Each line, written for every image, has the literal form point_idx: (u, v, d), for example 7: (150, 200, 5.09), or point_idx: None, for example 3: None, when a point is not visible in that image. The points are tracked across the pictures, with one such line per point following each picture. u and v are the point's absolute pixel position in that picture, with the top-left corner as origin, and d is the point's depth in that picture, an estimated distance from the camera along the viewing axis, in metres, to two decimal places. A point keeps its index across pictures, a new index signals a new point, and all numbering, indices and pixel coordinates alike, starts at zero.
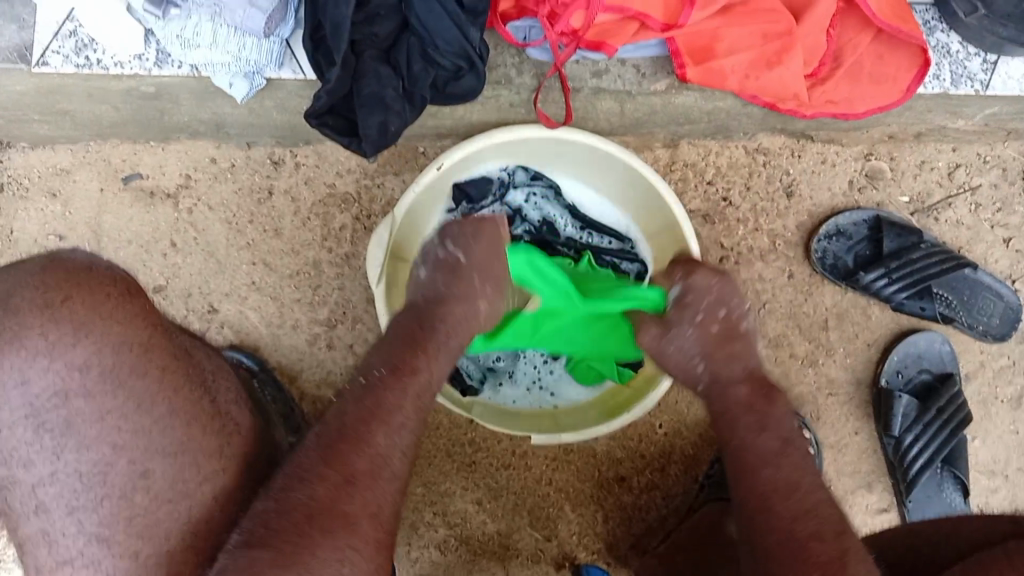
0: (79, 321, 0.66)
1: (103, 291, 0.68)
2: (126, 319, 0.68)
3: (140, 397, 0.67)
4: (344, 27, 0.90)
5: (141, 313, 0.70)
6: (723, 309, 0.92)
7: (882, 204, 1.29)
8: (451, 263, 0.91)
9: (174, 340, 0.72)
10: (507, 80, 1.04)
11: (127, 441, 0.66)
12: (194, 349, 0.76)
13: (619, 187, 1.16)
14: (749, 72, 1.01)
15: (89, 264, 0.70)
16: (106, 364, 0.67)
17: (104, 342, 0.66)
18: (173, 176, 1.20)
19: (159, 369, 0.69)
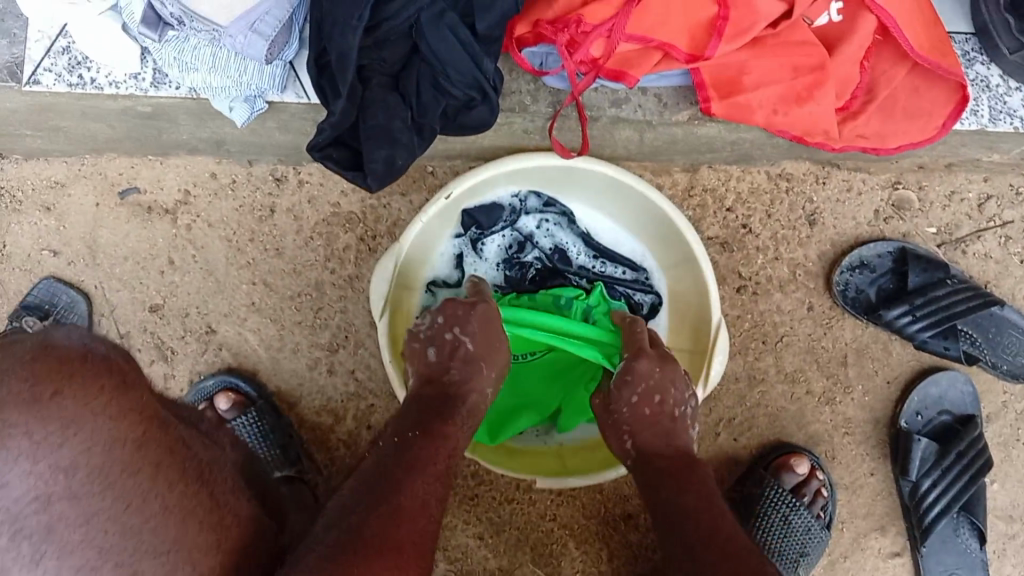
0: (67, 420, 0.48)
1: (95, 383, 0.50)
2: (121, 415, 0.51)
3: (131, 495, 0.50)
4: (350, 57, 0.85)
5: (139, 408, 0.53)
6: (660, 394, 0.93)
7: (908, 235, 1.24)
8: (456, 344, 0.91)
9: (171, 430, 0.56)
10: (522, 108, 0.99)
11: (115, 546, 0.49)
12: (191, 438, 0.59)
13: (635, 217, 1.11)
14: (778, 106, 0.96)
15: (82, 350, 0.52)
16: (98, 463, 0.49)
17: (92, 430, 0.49)
18: (172, 192, 1.15)
19: (155, 466, 0.52)
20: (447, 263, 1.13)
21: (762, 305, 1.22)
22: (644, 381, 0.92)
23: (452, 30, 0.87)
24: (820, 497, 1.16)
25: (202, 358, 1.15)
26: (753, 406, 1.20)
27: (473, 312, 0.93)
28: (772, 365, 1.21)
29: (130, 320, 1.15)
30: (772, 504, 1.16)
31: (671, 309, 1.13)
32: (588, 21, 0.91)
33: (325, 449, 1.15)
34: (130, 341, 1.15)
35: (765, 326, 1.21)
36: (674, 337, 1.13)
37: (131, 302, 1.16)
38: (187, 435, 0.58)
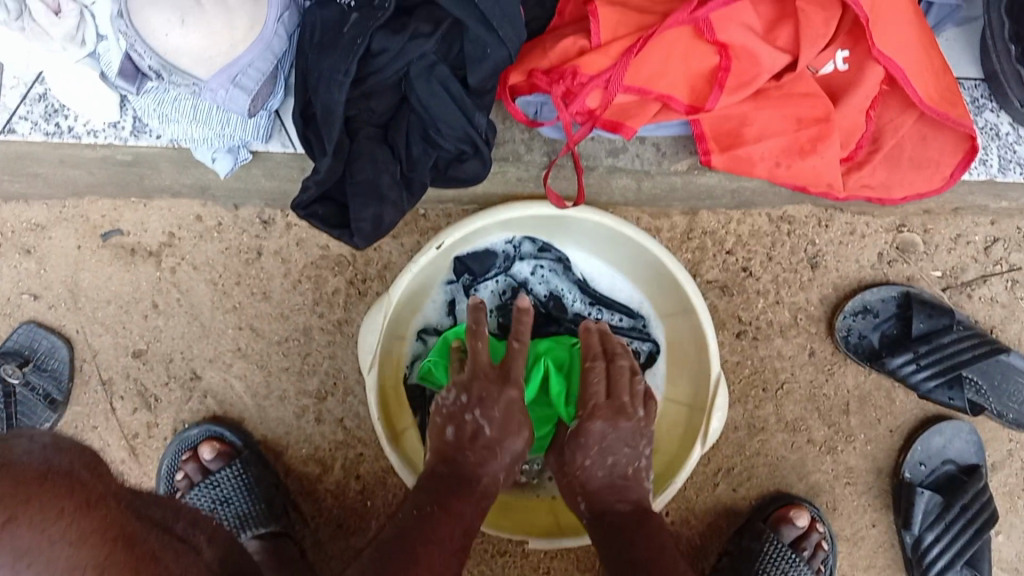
0: (19, 551, 0.42)
1: (55, 507, 0.45)
2: (82, 540, 0.46)
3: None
4: (336, 113, 0.82)
5: (101, 526, 0.48)
6: (610, 457, 0.92)
7: (912, 279, 1.21)
8: (477, 429, 0.89)
9: (138, 546, 0.51)
10: (516, 157, 0.96)
11: None
12: (158, 544, 0.56)
13: (632, 264, 1.08)
14: (780, 159, 0.93)
15: (44, 470, 0.47)
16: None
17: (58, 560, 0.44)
18: (156, 234, 1.12)
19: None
20: (438, 311, 1.10)
21: (762, 351, 1.19)
22: (596, 444, 0.92)
23: (442, 84, 0.84)
24: (820, 551, 1.14)
25: (186, 406, 1.12)
26: (752, 454, 1.17)
27: (499, 398, 0.91)
28: (773, 413, 1.17)
29: (113, 365, 1.12)
30: (771, 560, 1.12)
31: (668, 358, 1.10)
32: (584, 72, 0.88)
33: (312, 500, 1.12)
34: (112, 387, 1.12)
35: (766, 372, 1.18)
36: (671, 387, 1.10)
37: (114, 347, 1.12)
38: (156, 547, 0.54)
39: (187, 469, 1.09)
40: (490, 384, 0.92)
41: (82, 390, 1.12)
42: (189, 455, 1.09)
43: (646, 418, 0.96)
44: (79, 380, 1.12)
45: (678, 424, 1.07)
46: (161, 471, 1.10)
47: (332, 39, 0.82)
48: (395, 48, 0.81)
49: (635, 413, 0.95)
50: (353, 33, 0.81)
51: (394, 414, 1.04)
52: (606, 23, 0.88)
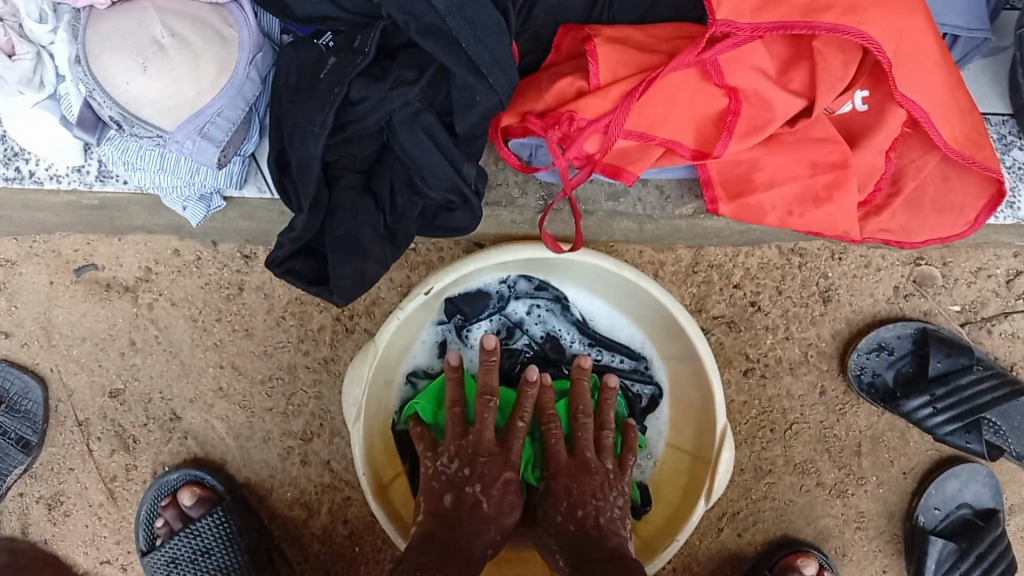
0: None
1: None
2: None
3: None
4: (313, 166, 0.75)
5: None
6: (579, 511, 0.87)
7: (930, 313, 1.14)
8: (476, 502, 0.87)
9: None
10: (509, 200, 0.90)
11: None
12: None
13: (633, 304, 1.02)
14: (793, 207, 0.86)
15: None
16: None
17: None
18: (132, 268, 1.06)
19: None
20: (429, 353, 1.04)
21: (770, 390, 1.13)
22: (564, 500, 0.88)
23: (428, 133, 0.78)
24: None
25: (166, 448, 1.08)
26: (759, 498, 1.12)
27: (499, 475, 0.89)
28: (781, 456, 1.12)
29: (89, 406, 1.07)
30: None
31: (671, 402, 1.04)
32: (582, 116, 0.81)
33: (298, 546, 1.08)
34: (89, 428, 1.07)
35: (774, 412, 1.12)
36: (674, 434, 1.04)
37: (90, 386, 1.07)
38: None
39: (166, 515, 1.05)
40: (494, 463, 0.90)
41: (57, 431, 1.07)
42: (168, 501, 1.05)
43: (613, 471, 0.93)
44: (55, 421, 1.07)
45: (681, 473, 1.01)
46: (140, 515, 1.06)
47: (308, 84, 0.76)
48: (376, 96, 0.75)
49: (602, 469, 0.92)
50: (330, 80, 0.75)
51: (382, 463, 0.99)
52: (606, 64, 0.81)
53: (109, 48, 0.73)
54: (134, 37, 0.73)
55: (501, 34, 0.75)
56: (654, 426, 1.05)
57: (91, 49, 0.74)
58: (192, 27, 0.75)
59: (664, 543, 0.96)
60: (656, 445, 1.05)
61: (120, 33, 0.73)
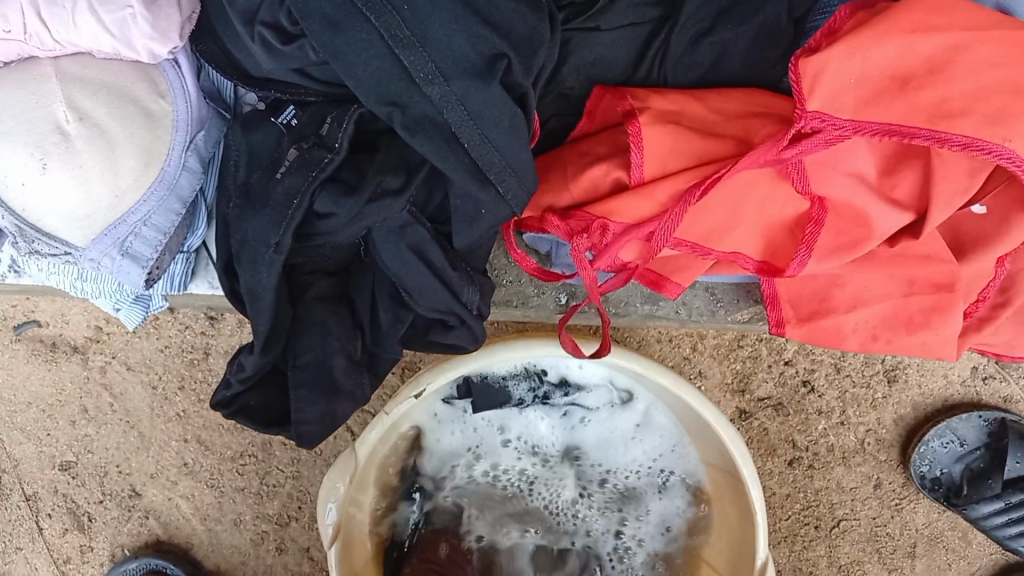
0: None
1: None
2: None
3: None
4: (265, 297, 0.59)
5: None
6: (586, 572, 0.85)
7: (1011, 400, 0.97)
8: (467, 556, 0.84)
9: None
10: (522, 300, 0.73)
11: None
12: None
13: (673, 408, 0.84)
14: (879, 332, 0.68)
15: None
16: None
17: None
18: (80, 328, 0.91)
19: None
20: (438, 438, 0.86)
21: (818, 483, 0.97)
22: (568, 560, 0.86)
23: (417, 251, 0.60)
24: None
25: (125, 528, 0.94)
26: None
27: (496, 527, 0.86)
28: (825, 556, 0.98)
29: (38, 479, 0.94)
30: None
31: (703, 515, 0.85)
32: (617, 221, 0.63)
33: None
34: (39, 504, 0.94)
35: (820, 507, 0.97)
36: (700, 551, 0.86)
37: (38, 457, 0.94)
38: None
39: None
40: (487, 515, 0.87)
41: (3, 505, 0.94)
42: None
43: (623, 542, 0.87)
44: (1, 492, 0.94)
45: None
46: None
47: (260, 187, 0.58)
48: (347, 212, 0.57)
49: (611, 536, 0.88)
50: (286, 184, 0.57)
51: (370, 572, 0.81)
52: (653, 153, 0.62)
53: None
54: (31, 120, 0.55)
55: (516, 131, 0.56)
56: (675, 539, 0.87)
57: None
58: (108, 107, 0.56)
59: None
60: (678, 557, 0.87)
61: (11, 113, 0.55)
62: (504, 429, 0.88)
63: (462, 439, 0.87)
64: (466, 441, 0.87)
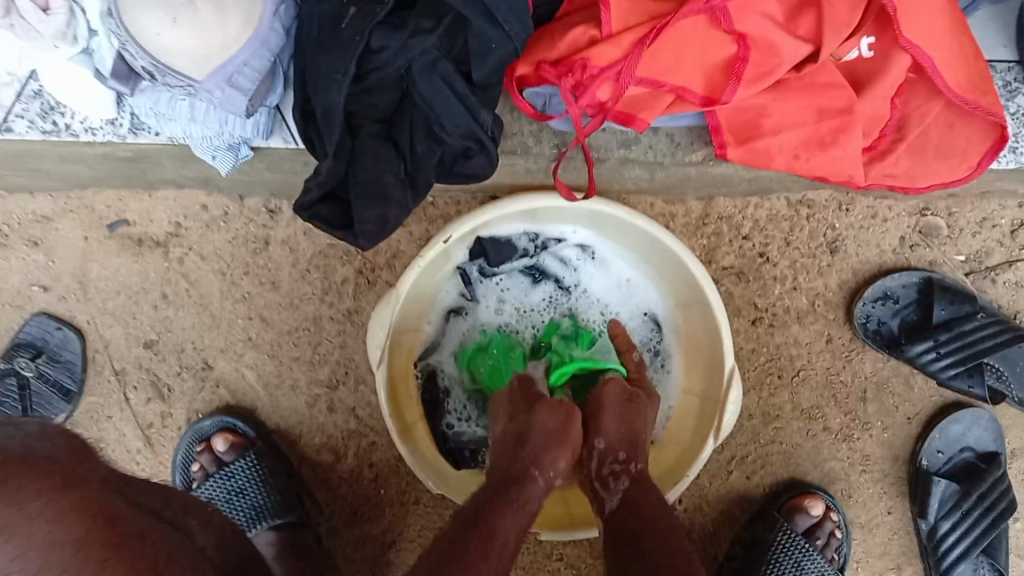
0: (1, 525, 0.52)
1: (32, 486, 0.54)
2: (60, 515, 0.54)
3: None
4: (336, 111, 0.80)
5: (81, 507, 0.56)
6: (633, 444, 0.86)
7: (935, 264, 1.17)
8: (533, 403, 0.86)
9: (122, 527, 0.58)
10: (524, 149, 0.93)
11: None
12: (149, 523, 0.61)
13: (650, 248, 1.03)
14: (799, 152, 0.89)
15: (23, 454, 0.56)
16: (32, 571, 0.52)
17: (37, 555, 0.52)
18: (162, 224, 1.10)
19: (99, 565, 0.54)
20: (459, 295, 1.07)
21: (778, 338, 1.16)
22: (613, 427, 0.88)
23: (446, 81, 0.81)
24: (833, 539, 1.12)
25: (199, 396, 1.12)
26: (767, 442, 1.15)
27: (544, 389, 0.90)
28: (788, 402, 1.15)
29: (126, 356, 1.12)
30: (783, 549, 1.10)
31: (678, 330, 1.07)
32: (594, 64, 0.84)
33: (327, 488, 1.12)
34: (126, 378, 1.12)
35: (781, 359, 1.16)
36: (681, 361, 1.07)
37: (125, 338, 1.12)
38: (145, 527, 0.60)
39: (201, 460, 1.09)
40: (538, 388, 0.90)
41: (93, 381, 1.11)
42: (202, 446, 1.09)
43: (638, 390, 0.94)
44: (95, 370, 1.11)
45: (690, 415, 1.05)
46: (176, 463, 1.10)
47: (331, 36, 0.79)
48: (397, 44, 0.78)
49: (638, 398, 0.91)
50: (351, 29, 0.78)
51: (409, 403, 1.02)
52: (617, 12, 0.84)
53: (141, 1, 0.73)
54: None
55: None
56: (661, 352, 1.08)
57: (122, 3, 0.74)
58: None
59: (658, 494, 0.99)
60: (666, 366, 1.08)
61: None
62: (515, 278, 1.07)
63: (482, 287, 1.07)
64: (484, 287, 1.07)
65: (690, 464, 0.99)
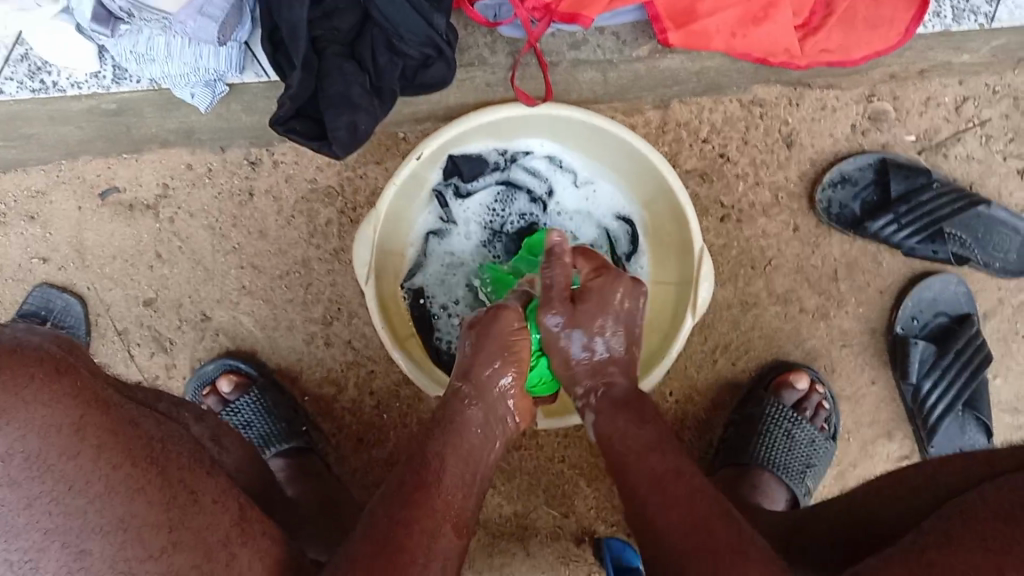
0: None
1: (25, 373, 0.57)
2: (54, 400, 0.57)
3: (72, 478, 0.56)
4: (301, 29, 0.86)
5: (73, 394, 0.59)
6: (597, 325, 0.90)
7: (887, 146, 1.22)
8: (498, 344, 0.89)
9: (115, 411, 0.61)
10: (483, 60, 1.05)
11: (59, 523, 0.55)
12: (144, 416, 0.65)
13: (611, 151, 1.09)
14: (736, 29, 0.97)
15: (14, 344, 0.59)
16: (32, 452, 0.55)
17: (36, 439, 0.56)
18: (151, 186, 1.15)
19: (95, 448, 0.58)
20: (437, 214, 1.14)
21: (747, 232, 1.22)
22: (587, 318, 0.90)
23: None
24: (822, 410, 1.20)
25: (202, 345, 1.18)
26: (747, 329, 1.23)
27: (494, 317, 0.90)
28: (763, 289, 1.22)
29: (127, 316, 1.18)
30: (774, 420, 1.19)
31: (647, 226, 1.14)
32: None
33: (331, 419, 1.19)
34: (129, 336, 1.18)
35: (752, 252, 1.22)
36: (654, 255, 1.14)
37: (126, 299, 1.18)
38: (139, 418, 0.64)
39: (208, 402, 1.16)
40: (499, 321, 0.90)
41: (100, 343, 1.18)
42: (209, 389, 1.16)
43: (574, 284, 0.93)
44: (97, 333, 1.18)
45: (668, 302, 1.11)
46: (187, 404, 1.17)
47: None
48: None
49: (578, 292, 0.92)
50: None
51: (400, 319, 1.11)
52: None
53: None
54: None
55: None
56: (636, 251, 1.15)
57: None
58: None
59: (647, 374, 1.05)
60: (641, 263, 1.15)
61: None
62: (489, 195, 1.14)
63: (458, 205, 1.14)
64: (461, 205, 1.14)
65: (670, 345, 1.04)
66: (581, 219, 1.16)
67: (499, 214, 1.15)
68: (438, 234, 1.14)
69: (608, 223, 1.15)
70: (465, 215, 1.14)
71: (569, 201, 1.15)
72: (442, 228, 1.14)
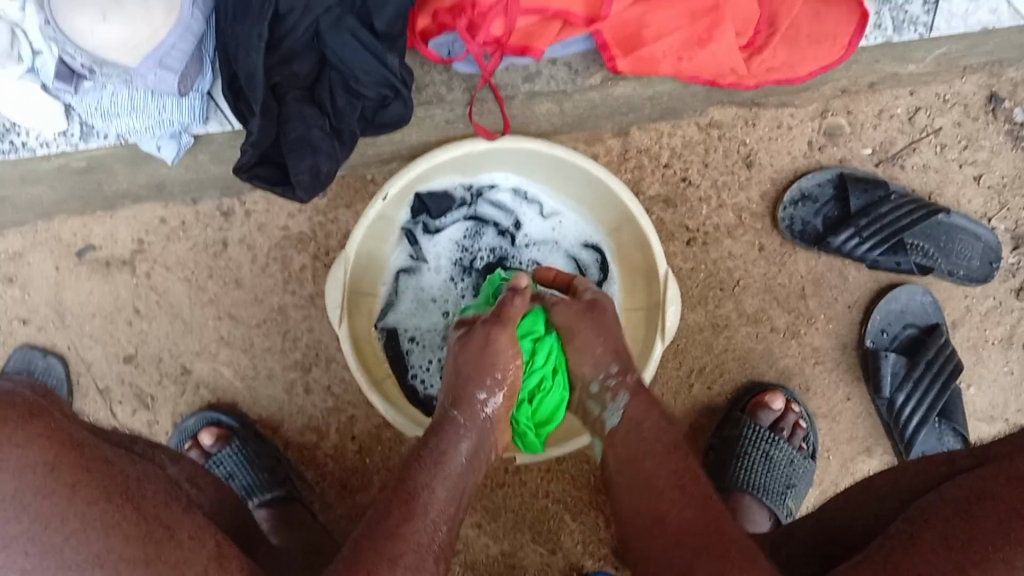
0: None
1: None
2: (29, 441, 0.58)
3: (48, 516, 0.57)
4: (257, 76, 0.89)
5: (47, 434, 0.60)
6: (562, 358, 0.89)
7: (845, 160, 1.24)
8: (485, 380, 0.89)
9: (89, 449, 0.62)
10: (439, 98, 1.07)
11: (35, 564, 0.55)
12: (119, 458, 0.66)
13: (574, 181, 1.11)
14: (681, 54, 1.00)
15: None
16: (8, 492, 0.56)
17: (11, 479, 0.57)
18: (126, 243, 1.17)
19: (69, 488, 0.58)
20: (408, 252, 1.16)
21: (714, 253, 1.24)
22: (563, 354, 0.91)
23: (353, 34, 0.91)
24: (799, 429, 1.20)
25: (182, 398, 1.19)
26: (722, 350, 1.24)
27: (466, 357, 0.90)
28: (733, 309, 1.24)
29: (107, 373, 1.18)
30: (752, 441, 1.19)
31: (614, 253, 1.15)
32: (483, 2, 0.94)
33: (313, 466, 1.19)
34: (110, 394, 1.18)
35: (721, 273, 1.24)
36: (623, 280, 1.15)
37: (106, 356, 1.18)
38: (113, 456, 0.65)
39: (192, 455, 1.16)
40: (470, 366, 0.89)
41: (82, 401, 1.18)
42: (192, 442, 1.16)
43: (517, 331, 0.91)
44: (78, 392, 1.18)
45: (640, 326, 1.12)
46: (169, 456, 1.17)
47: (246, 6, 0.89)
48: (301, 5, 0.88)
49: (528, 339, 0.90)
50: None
51: (375, 362, 1.12)
52: None
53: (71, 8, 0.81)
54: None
55: None
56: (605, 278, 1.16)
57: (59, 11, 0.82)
58: None
59: None
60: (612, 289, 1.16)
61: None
62: (459, 229, 1.16)
63: (428, 242, 1.16)
64: (431, 242, 1.16)
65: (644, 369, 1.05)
66: (549, 250, 1.17)
67: (468, 249, 1.16)
68: (410, 272, 1.16)
69: (576, 252, 1.17)
70: (436, 252, 1.16)
71: (538, 234, 1.17)
72: (413, 265, 1.15)
